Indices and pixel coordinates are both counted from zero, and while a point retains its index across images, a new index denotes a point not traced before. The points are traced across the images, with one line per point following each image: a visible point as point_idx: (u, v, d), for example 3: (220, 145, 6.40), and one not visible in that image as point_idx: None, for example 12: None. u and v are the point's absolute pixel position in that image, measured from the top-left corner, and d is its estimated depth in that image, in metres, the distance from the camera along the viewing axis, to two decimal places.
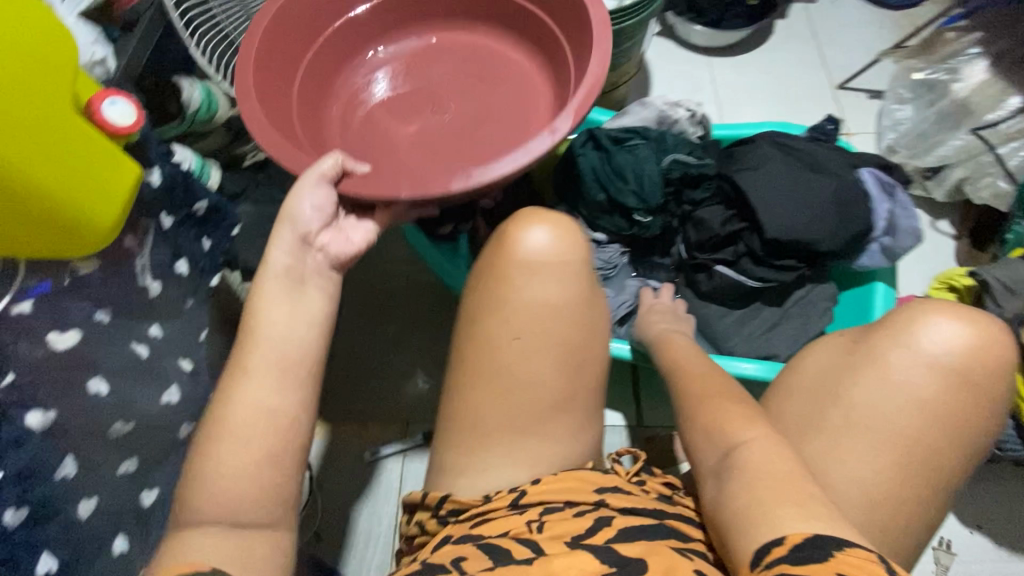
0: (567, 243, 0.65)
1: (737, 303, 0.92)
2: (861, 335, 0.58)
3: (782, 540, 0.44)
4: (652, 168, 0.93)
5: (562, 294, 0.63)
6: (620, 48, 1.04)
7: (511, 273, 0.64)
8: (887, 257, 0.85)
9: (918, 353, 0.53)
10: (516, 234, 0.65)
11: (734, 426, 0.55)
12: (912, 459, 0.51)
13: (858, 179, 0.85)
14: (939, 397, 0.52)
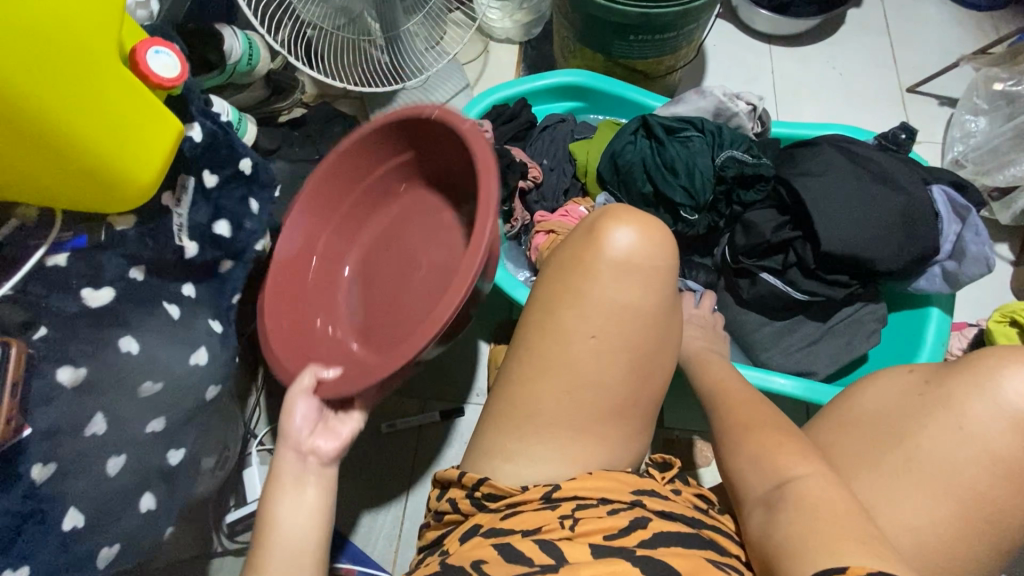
0: (658, 246, 0.61)
1: (780, 314, 0.88)
2: (933, 376, 0.55)
3: (844, 569, 0.42)
4: (703, 163, 0.89)
5: (646, 298, 0.60)
6: (683, 31, 0.98)
7: (596, 270, 0.60)
8: (948, 283, 0.80)
9: (1001, 407, 0.51)
10: (605, 230, 0.61)
11: (787, 459, 0.53)
12: (978, 514, 0.50)
13: (929, 197, 0.79)
14: (1014, 453, 0.50)
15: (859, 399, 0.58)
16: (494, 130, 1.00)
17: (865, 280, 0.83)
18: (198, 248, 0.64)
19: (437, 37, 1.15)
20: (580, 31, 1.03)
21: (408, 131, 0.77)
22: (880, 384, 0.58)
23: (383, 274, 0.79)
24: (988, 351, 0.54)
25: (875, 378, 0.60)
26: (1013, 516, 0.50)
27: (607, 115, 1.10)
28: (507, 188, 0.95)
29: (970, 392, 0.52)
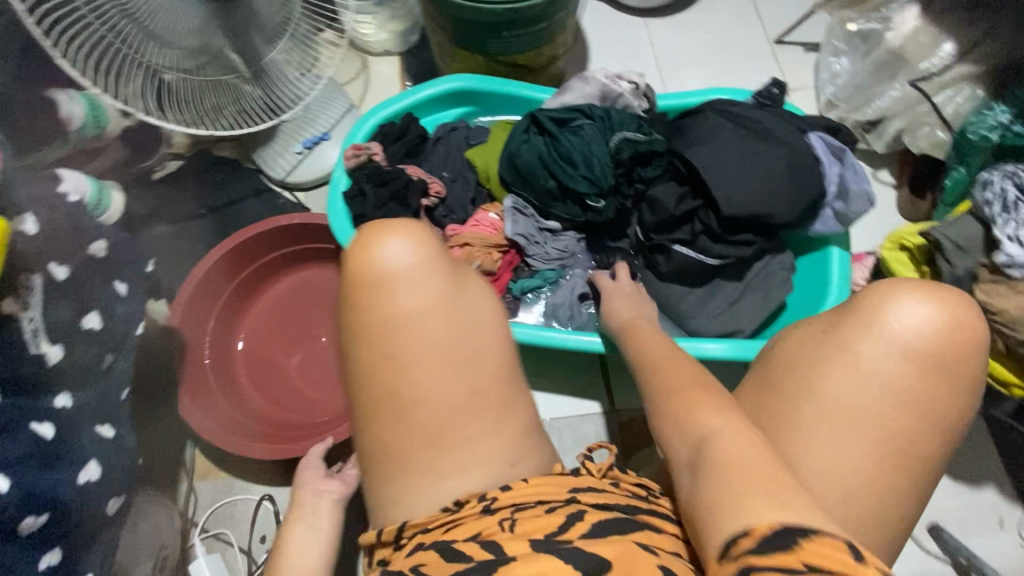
0: (434, 247, 0.60)
1: (698, 282, 0.91)
2: (832, 325, 0.57)
3: (747, 530, 0.42)
4: (599, 148, 0.88)
5: (433, 299, 0.57)
6: (554, 18, 0.96)
7: (366, 296, 0.57)
8: (841, 223, 0.84)
9: (891, 340, 0.54)
10: (373, 247, 0.57)
11: (702, 415, 0.53)
12: (891, 448, 0.52)
13: (808, 145, 0.82)
14: (912, 383, 0.53)
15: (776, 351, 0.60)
16: (385, 151, 0.95)
17: (768, 234, 0.86)
18: (65, 348, 0.58)
19: (309, 60, 1.05)
20: (453, 34, 1.00)
21: (292, 232, 1.02)
22: (794, 336, 0.60)
23: (286, 342, 1.05)
24: (878, 287, 0.57)
25: (785, 334, 0.61)
26: (919, 441, 0.53)
27: (497, 114, 1.08)
28: (410, 210, 0.90)
29: (864, 329, 0.55)
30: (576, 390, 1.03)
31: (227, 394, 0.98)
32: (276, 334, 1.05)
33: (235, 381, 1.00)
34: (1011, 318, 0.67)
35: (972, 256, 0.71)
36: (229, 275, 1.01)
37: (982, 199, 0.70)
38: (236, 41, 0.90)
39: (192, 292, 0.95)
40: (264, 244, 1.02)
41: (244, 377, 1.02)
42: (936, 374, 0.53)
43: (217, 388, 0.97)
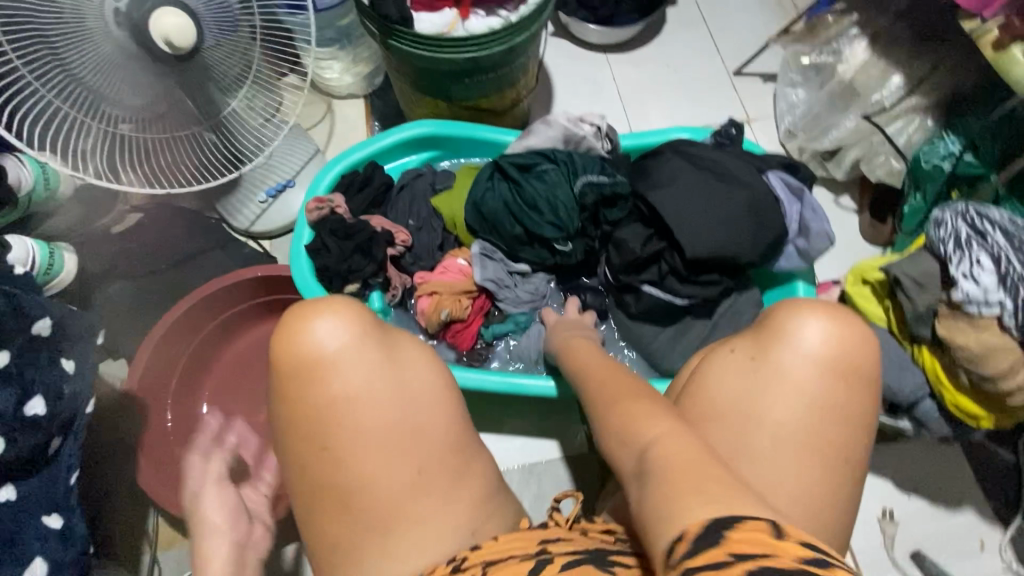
0: (366, 321, 0.61)
1: (668, 321, 0.91)
2: (756, 352, 0.62)
3: (681, 535, 0.40)
4: (564, 194, 0.88)
5: (363, 378, 0.58)
6: (514, 64, 0.97)
7: (296, 383, 0.59)
8: (803, 259, 0.85)
9: (801, 353, 0.61)
10: (301, 333, 0.59)
11: (640, 428, 0.52)
12: (822, 452, 0.58)
13: (766, 185, 0.84)
14: (825, 390, 0.60)
15: (706, 378, 0.64)
16: (349, 202, 0.94)
17: (733, 273, 0.86)
18: (6, 440, 0.57)
19: (273, 106, 1.00)
20: (415, 82, 0.99)
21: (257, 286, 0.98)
22: (718, 361, 0.64)
23: (253, 398, 1.01)
24: (787, 308, 0.64)
25: (713, 355, 0.65)
26: (844, 443, 0.59)
27: (463, 157, 1.08)
28: (375, 261, 0.90)
29: (781, 350, 0.61)
30: (554, 432, 1.02)
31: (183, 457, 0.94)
32: (242, 388, 1.02)
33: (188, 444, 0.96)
34: (975, 354, 0.68)
35: (930, 292, 0.72)
36: (190, 333, 0.97)
37: (937, 238, 0.72)
38: (192, 96, 0.86)
39: (151, 351, 0.91)
40: (231, 298, 0.98)
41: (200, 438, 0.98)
42: (851, 385, 0.60)
43: (175, 449, 0.94)
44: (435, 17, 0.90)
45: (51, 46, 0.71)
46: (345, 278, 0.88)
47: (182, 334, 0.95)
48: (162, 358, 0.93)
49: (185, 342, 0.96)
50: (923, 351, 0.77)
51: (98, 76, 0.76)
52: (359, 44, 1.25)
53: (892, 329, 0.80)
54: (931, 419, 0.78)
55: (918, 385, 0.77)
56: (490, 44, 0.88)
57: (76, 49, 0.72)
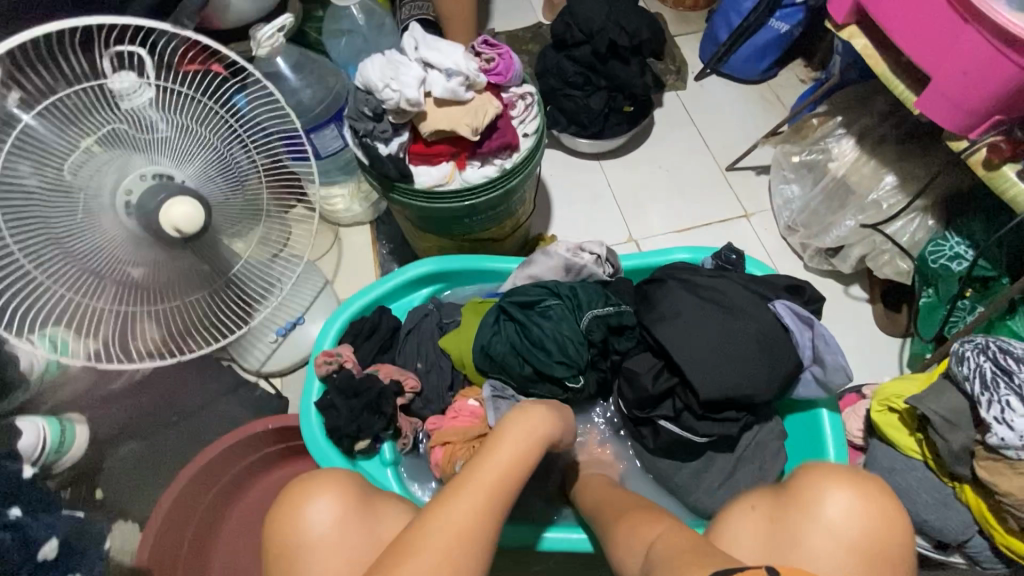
0: (353, 506, 0.67)
1: (689, 456, 0.87)
2: (776, 515, 0.65)
3: None
4: (571, 329, 0.88)
5: (349, 545, 0.64)
6: (512, 201, 0.99)
7: (291, 553, 0.63)
8: (821, 387, 0.82)
9: (826, 528, 0.62)
10: (298, 512, 0.65)
11: (644, 531, 0.65)
12: None
13: (774, 317, 0.82)
14: (848, 572, 0.59)
15: (722, 526, 0.69)
16: (356, 351, 0.94)
17: (752, 408, 0.83)
18: None
19: (284, 238, 1.04)
20: (418, 224, 1.02)
21: (269, 439, 0.99)
22: (736, 517, 0.68)
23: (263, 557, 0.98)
24: (817, 477, 0.66)
25: (733, 509, 0.70)
26: None
27: (467, 286, 1.09)
28: (385, 416, 0.87)
29: (803, 520, 0.63)
30: (581, 574, 0.96)
31: None
32: (253, 547, 0.99)
33: None
34: (1020, 500, 0.64)
35: (965, 430, 0.68)
36: (200, 497, 0.95)
37: (961, 375, 0.68)
38: (201, 258, 0.90)
39: (161, 523, 0.89)
40: (245, 449, 0.98)
41: None
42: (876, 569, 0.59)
43: None
44: (434, 169, 0.92)
45: (60, 243, 0.73)
46: (355, 436, 0.86)
47: (195, 498, 0.94)
48: (176, 529, 0.91)
49: (197, 507, 0.95)
50: (966, 489, 0.72)
51: (106, 260, 0.78)
52: (361, 177, 1.30)
53: (929, 463, 0.75)
54: (982, 554, 0.73)
55: (964, 524, 0.72)
56: (488, 190, 0.91)
57: (85, 241, 0.76)
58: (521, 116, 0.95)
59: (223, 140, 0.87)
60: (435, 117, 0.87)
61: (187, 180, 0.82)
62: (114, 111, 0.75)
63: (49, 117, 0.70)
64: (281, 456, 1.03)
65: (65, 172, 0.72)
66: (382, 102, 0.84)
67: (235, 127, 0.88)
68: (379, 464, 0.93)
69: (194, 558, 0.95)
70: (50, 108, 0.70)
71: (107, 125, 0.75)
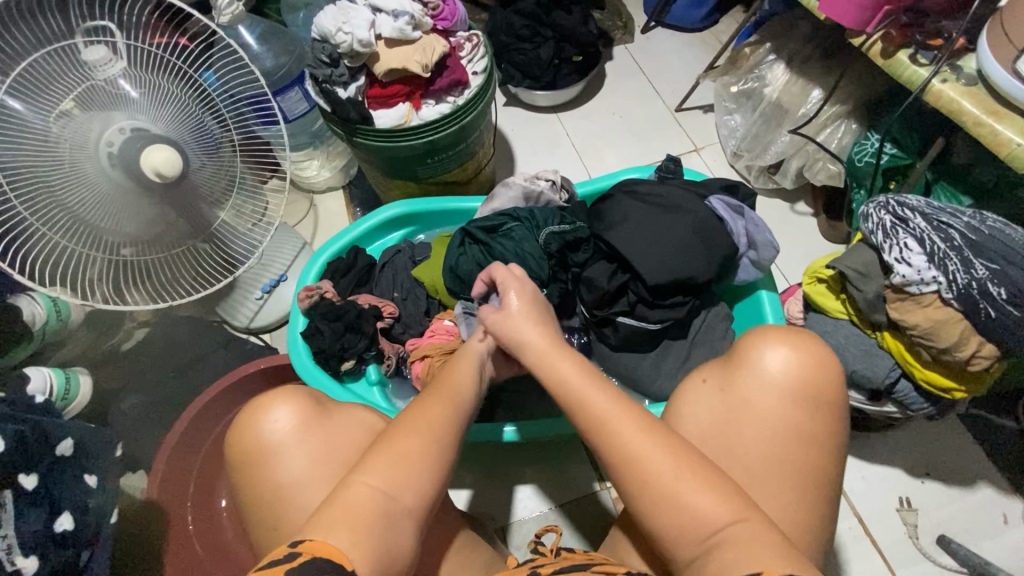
0: (311, 414, 0.70)
1: (649, 346, 0.95)
2: (724, 383, 0.69)
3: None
4: (531, 246, 0.95)
5: (306, 449, 0.68)
6: (469, 140, 1.05)
7: (257, 456, 0.69)
8: (759, 268, 0.93)
9: (768, 382, 0.67)
10: (259, 420, 0.69)
11: (683, 489, 0.57)
12: (806, 473, 0.64)
13: (710, 209, 0.91)
14: (799, 419, 0.65)
15: (679, 406, 0.71)
16: (335, 286, 1.02)
17: (697, 292, 0.92)
18: (38, 558, 0.60)
19: (260, 210, 1.10)
20: (383, 169, 1.08)
21: (261, 379, 1.06)
22: (690, 392, 0.71)
23: None
24: (757, 339, 0.70)
25: (683, 386, 0.72)
26: (819, 462, 0.64)
27: (436, 228, 1.16)
28: (365, 335, 0.96)
29: (746, 378, 0.68)
30: (562, 476, 1.04)
31: (204, 557, 0.96)
32: None
33: (210, 540, 1.00)
34: (926, 330, 0.72)
35: (877, 279, 0.77)
36: (203, 438, 1.01)
37: (868, 231, 0.78)
38: (182, 216, 0.94)
39: (168, 458, 0.95)
40: (246, 388, 1.05)
41: (225, 531, 1.02)
42: (818, 408, 0.66)
43: (202, 547, 0.98)
44: (392, 111, 1.00)
45: (53, 191, 0.78)
46: (341, 356, 0.95)
47: (198, 440, 1.01)
48: (181, 467, 0.98)
49: (200, 448, 1.01)
50: (886, 336, 0.81)
51: (94, 211, 0.82)
52: (331, 143, 1.37)
53: (853, 319, 0.84)
54: (908, 396, 0.82)
55: (887, 369, 0.81)
56: (444, 125, 0.98)
57: (75, 192, 0.80)
58: (470, 55, 1.03)
59: (195, 101, 0.91)
60: (388, 58, 0.96)
61: (164, 133, 0.85)
62: (89, 71, 0.80)
63: (27, 81, 0.75)
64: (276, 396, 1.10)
65: (51, 128, 0.77)
66: (336, 46, 0.94)
67: (204, 89, 0.92)
68: (367, 384, 1.02)
69: (203, 495, 1.01)
70: (24, 72, 0.74)
71: (83, 84, 0.79)
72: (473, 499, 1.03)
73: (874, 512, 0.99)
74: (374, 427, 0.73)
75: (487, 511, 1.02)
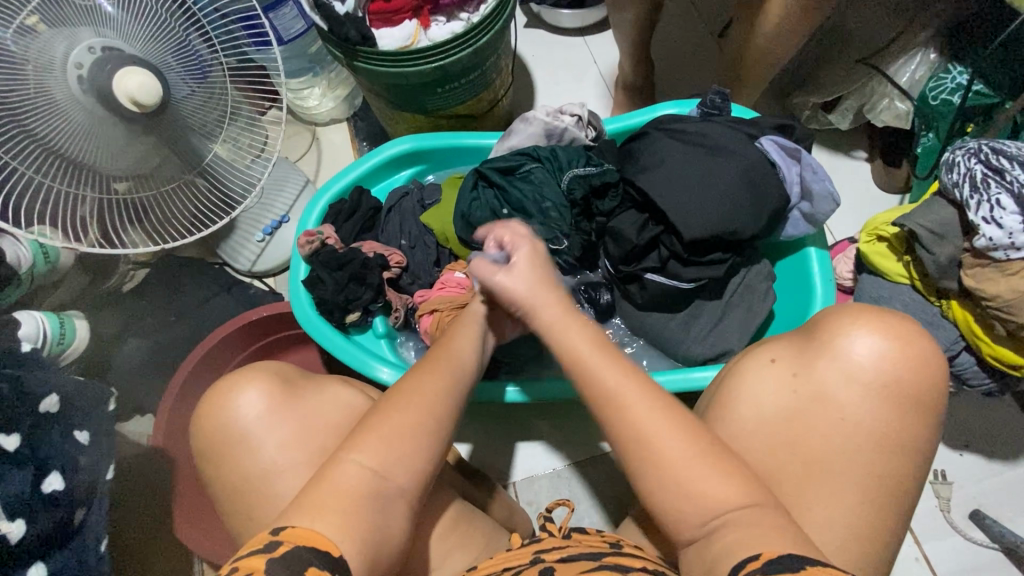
0: (283, 392, 0.67)
1: (679, 306, 0.88)
2: (801, 369, 0.62)
3: (756, 556, 0.45)
4: (552, 192, 0.85)
5: (279, 432, 0.64)
6: (485, 65, 0.93)
7: (228, 446, 0.65)
8: (810, 223, 0.83)
9: (856, 375, 0.60)
10: (228, 406, 0.65)
11: (707, 485, 0.50)
12: (879, 490, 0.58)
13: (761, 151, 0.81)
14: (888, 427, 0.59)
15: (740, 387, 0.64)
16: (338, 231, 0.93)
17: (738, 249, 0.83)
18: (26, 521, 0.58)
19: (259, 143, 0.97)
20: (388, 99, 0.96)
21: (265, 328, 1.00)
22: (757, 373, 0.64)
23: None
24: (841, 319, 0.63)
25: (747, 362, 0.66)
26: (896, 478, 0.59)
27: (448, 167, 1.06)
28: (372, 287, 0.89)
29: (831, 368, 0.61)
30: (577, 434, 1.00)
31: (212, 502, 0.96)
32: None
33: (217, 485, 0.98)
34: (1008, 302, 0.63)
35: (952, 241, 0.68)
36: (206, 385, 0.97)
37: (950, 183, 0.68)
38: (172, 148, 0.81)
39: (171, 406, 0.92)
40: (253, 333, 1.00)
41: None
42: (908, 414, 0.60)
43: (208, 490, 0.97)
44: (397, 30, 0.88)
45: (18, 120, 0.66)
46: (345, 308, 0.88)
47: (198, 388, 0.96)
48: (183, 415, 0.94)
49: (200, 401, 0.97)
50: (952, 304, 0.72)
51: (75, 146, 0.71)
52: (332, 69, 1.23)
53: (916, 284, 0.75)
54: (967, 368, 0.74)
55: (949, 340, 0.73)
56: (456, 48, 0.85)
57: (45, 120, 0.68)
58: None
59: (175, 16, 0.76)
60: None
61: (140, 56, 0.72)
62: None
63: None
64: (280, 342, 1.05)
65: (10, 45, 0.64)
66: None
67: (188, 4, 0.77)
68: (374, 337, 0.96)
69: None
70: None
71: None
72: (481, 454, 1.00)
73: None
74: (354, 403, 0.69)
75: (498, 467, 0.99)
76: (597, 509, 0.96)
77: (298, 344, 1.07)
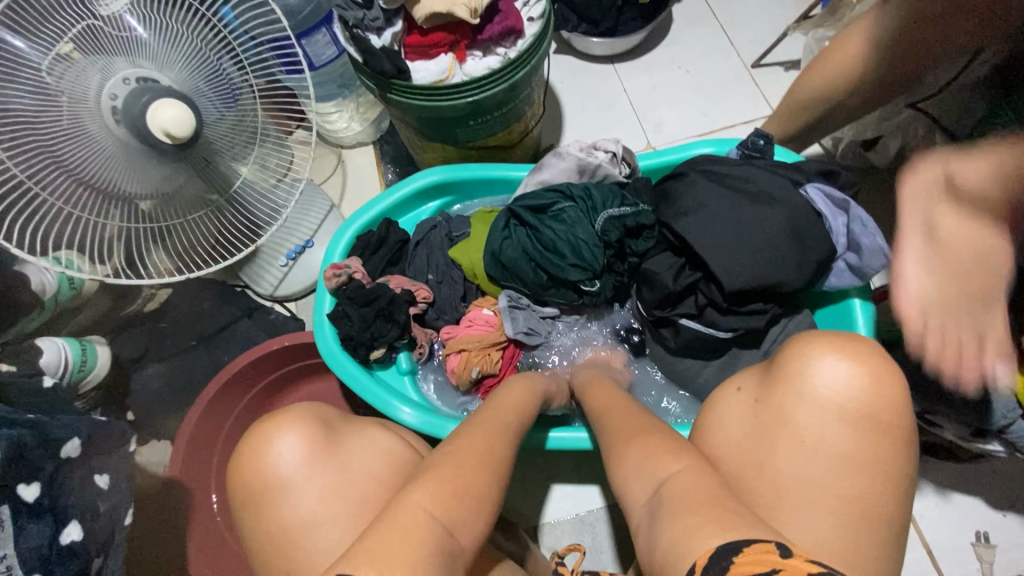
0: (323, 436, 0.65)
1: (714, 354, 0.85)
2: (759, 393, 0.61)
3: (692, 568, 0.43)
4: (586, 232, 0.82)
5: (316, 481, 0.62)
6: (519, 98, 0.91)
7: (266, 494, 0.62)
8: (857, 275, 0.79)
9: (811, 397, 0.57)
10: (265, 450, 0.63)
11: (662, 459, 0.55)
12: (847, 516, 0.53)
13: (806, 200, 0.78)
14: (849, 449, 0.55)
15: (711, 416, 0.65)
16: (364, 264, 0.92)
17: (779, 300, 0.80)
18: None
19: (286, 164, 0.94)
20: (420, 130, 0.94)
21: (286, 358, 0.99)
22: (724, 403, 0.65)
23: None
24: (798, 344, 0.62)
25: (718, 393, 0.66)
26: (869, 504, 0.53)
27: (475, 198, 1.04)
28: (397, 324, 0.87)
29: (788, 391, 0.59)
30: (601, 479, 0.97)
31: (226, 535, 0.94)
32: None
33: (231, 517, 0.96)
34: None
35: None
36: (224, 415, 0.96)
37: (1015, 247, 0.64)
38: (199, 173, 0.80)
39: (189, 437, 0.90)
40: (272, 364, 0.98)
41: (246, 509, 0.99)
42: (871, 433, 0.56)
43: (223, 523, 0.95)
44: (433, 64, 0.88)
45: (51, 151, 0.65)
46: (370, 345, 0.86)
47: (215, 418, 0.94)
48: (200, 446, 0.93)
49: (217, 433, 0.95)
50: None
51: (104, 175, 0.69)
52: (362, 93, 1.22)
53: None
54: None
55: (1005, 409, 0.69)
56: (493, 83, 0.83)
57: (76, 150, 0.66)
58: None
59: (211, 44, 0.74)
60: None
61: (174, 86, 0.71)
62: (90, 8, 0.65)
63: (21, 12, 0.62)
64: (301, 371, 1.03)
65: (47, 76, 0.63)
66: None
67: (223, 32, 0.75)
68: (397, 373, 0.94)
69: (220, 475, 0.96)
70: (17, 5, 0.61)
71: (81, 23, 0.65)
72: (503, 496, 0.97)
73: (946, 548, 0.89)
74: (391, 449, 0.69)
75: (518, 509, 0.96)
76: (620, 558, 0.93)
77: (318, 373, 1.05)
